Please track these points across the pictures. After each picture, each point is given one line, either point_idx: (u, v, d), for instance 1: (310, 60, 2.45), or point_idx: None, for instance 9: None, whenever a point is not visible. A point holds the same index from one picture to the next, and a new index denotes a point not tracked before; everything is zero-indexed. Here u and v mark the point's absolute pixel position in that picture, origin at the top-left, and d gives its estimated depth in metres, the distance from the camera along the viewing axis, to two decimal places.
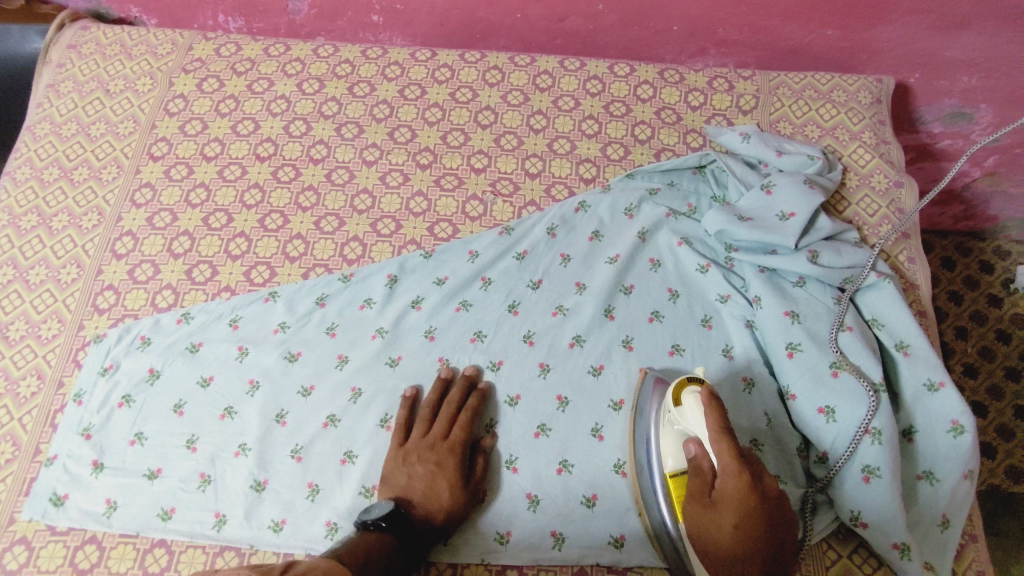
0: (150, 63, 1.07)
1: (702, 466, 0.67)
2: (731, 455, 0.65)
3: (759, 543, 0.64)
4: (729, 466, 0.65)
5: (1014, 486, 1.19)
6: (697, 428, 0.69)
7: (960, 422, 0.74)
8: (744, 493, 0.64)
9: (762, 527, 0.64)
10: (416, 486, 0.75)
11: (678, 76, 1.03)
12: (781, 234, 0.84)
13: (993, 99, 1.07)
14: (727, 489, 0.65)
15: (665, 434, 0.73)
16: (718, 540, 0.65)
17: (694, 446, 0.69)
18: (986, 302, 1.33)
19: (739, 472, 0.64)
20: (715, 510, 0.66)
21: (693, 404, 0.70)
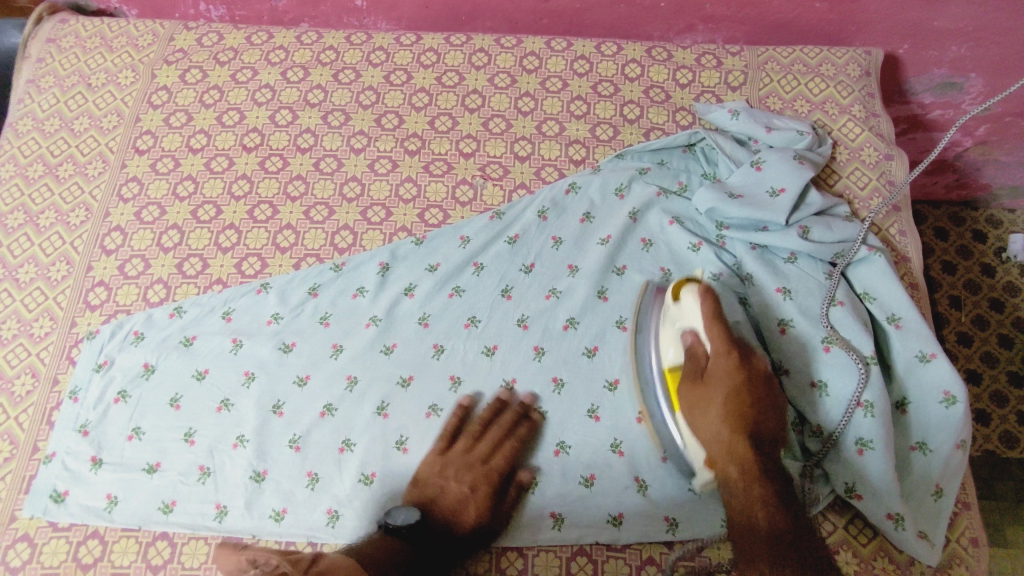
0: (132, 55, 1.05)
1: (696, 351, 0.74)
2: (721, 333, 0.72)
3: (747, 415, 0.69)
4: (720, 344, 0.72)
5: (1008, 451, 1.21)
6: (692, 317, 0.76)
7: (952, 393, 0.75)
8: (732, 368, 0.71)
9: (750, 395, 0.70)
10: (443, 501, 0.76)
11: (666, 54, 1.02)
12: (772, 211, 0.84)
13: (982, 68, 1.06)
14: (718, 365, 0.72)
15: (665, 329, 0.80)
16: (709, 412, 0.71)
17: (691, 334, 0.75)
18: (979, 271, 1.33)
19: (728, 353, 0.71)
20: (705, 389, 0.72)
21: (689, 295, 0.76)
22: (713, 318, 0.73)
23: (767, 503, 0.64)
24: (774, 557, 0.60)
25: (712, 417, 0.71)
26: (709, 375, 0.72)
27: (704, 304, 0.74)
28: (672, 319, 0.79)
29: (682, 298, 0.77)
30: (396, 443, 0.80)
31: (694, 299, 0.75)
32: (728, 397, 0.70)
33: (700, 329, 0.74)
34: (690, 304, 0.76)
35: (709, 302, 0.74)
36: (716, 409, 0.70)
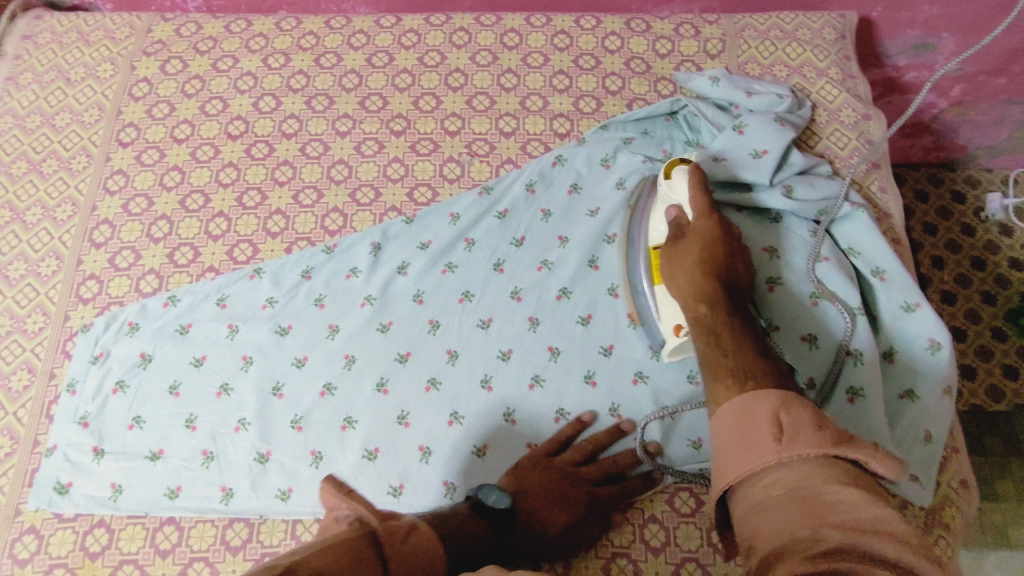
0: (110, 48, 1.05)
1: (679, 219, 0.77)
2: (705, 199, 0.76)
3: (722, 269, 0.72)
4: (702, 208, 0.75)
5: (994, 404, 1.25)
6: (678, 192, 0.79)
7: (937, 339, 0.77)
8: (711, 225, 0.74)
9: (724, 249, 0.72)
10: (535, 495, 0.73)
11: (644, 25, 1.03)
12: (756, 172, 0.85)
13: (954, 28, 1.08)
14: (699, 224, 0.75)
15: (655, 210, 0.83)
16: (685, 264, 0.74)
17: (675, 208, 0.78)
18: (960, 231, 1.36)
19: (710, 213, 0.75)
20: (685, 244, 0.75)
21: (678, 172, 0.80)
22: (699, 186, 0.77)
23: (734, 334, 0.65)
24: (740, 378, 0.58)
25: (686, 267, 0.73)
26: (689, 232, 0.76)
27: (694, 176, 0.78)
28: (662, 197, 0.82)
29: (673, 176, 0.80)
30: (397, 417, 0.81)
31: (683, 176, 0.79)
32: (704, 251, 0.73)
33: (686, 201, 0.78)
34: (680, 179, 0.79)
35: (698, 174, 0.78)
36: (692, 260, 0.73)
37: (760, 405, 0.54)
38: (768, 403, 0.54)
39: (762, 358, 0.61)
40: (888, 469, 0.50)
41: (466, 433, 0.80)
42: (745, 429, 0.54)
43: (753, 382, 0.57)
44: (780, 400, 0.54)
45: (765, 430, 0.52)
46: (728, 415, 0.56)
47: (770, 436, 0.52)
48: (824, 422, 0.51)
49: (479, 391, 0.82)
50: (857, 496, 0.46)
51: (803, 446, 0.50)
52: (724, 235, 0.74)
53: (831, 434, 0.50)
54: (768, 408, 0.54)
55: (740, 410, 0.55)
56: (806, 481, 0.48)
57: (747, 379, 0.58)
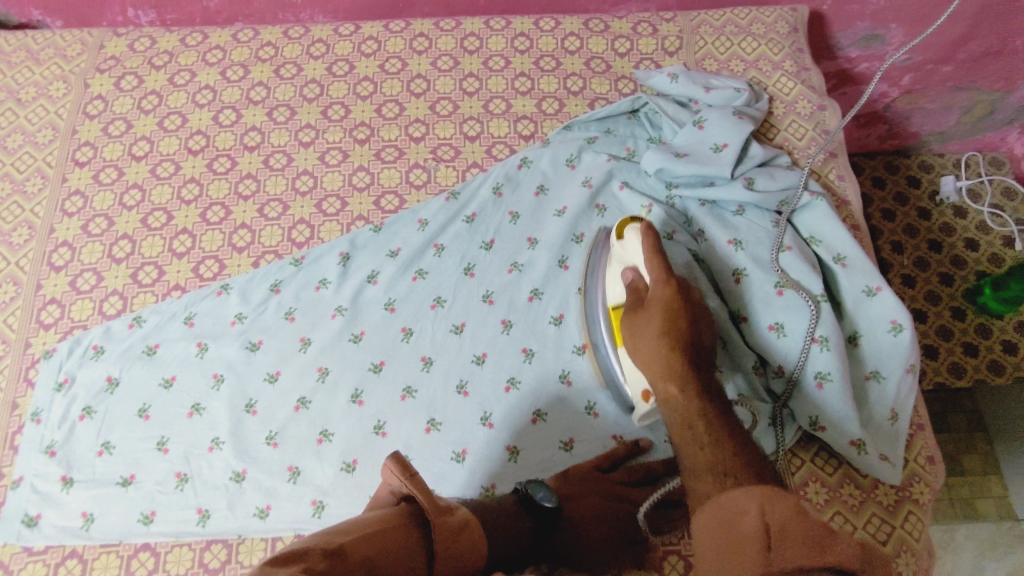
0: (61, 66, 1.02)
1: (638, 285, 0.74)
2: (660, 263, 0.72)
3: (686, 342, 0.67)
4: (658, 274, 0.71)
5: (956, 381, 1.29)
6: (635, 254, 0.76)
7: (898, 321, 0.79)
8: (670, 292, 0.70)
9: (686, 318, 0.69)
10: (579, 504, 0.73)
11: (603, 25, 1.04)
12: (717, 166, 0.87)
13: (901, 19, 1.12)
14: (657, 293, 0.71)
15: (611, 268, 0.80)
16: (647, 336, 0.69)
17: (632, 271, 0.75)
18: (916, 215, 1.40)
19: (666, 281, 0.70)
20: (644, 316, 0.71)
21: (632, 233, 0.77)
22: (653, 250, 0.73)
23: (706, 417, 0.63)
24: (720, 474, 0.58)
25: (649, 340, 0.69)
26: (648, 303, 0.71)
27: (646, 237, 0.74)
28: (617, 256, 0.79)
29: (626, 235, 0.78)
30: (374, 427, 0.80)
31: (637, 236, 0.76)
32: (666, 322, 0.69)
33: (641, 263, 0.75)
34: (633, 240, 0.76)
35: (651, 237, 0.74)
36: (654, 332, 0.69)
37: (742, 507, 0.53)
38: (751, 504, 0.53)
39: (738, 446, 0.60)
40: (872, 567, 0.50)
41: (444, 439, 0.80)
42: (730, 536, 0.52)
43: (732, 480, 0.57)
44: (762, 499, 0.53)
45: (752, 537, 0.51)
46: (710, 522, 0.55)
47: (758, 542, 0.50)
48: (807, 522, 0.51)
49: (455, 396, 0.82)
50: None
51: (792, 554, 0.49)
52: (684, 301, 0.70)
53: (816, 536, 0.50)
54: (751, 511, 0.53)
55: (723, 513, 0.54)
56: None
57: (728, 476, 0.57)
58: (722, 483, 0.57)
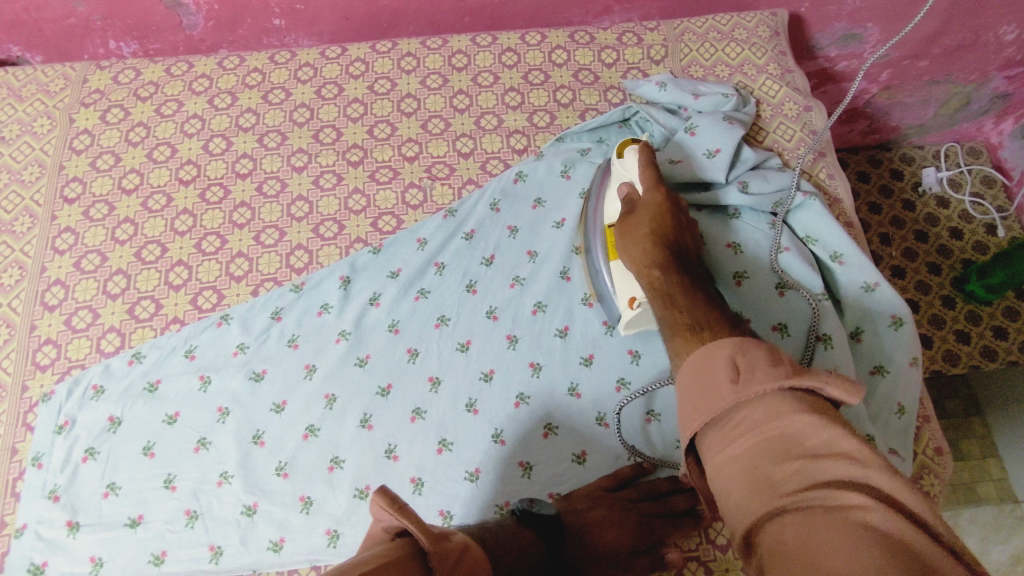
0: (44, 102, 1.01)
1: (630, 195, 0.81)
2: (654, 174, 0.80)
3: (671, 237, 0.75)
4: (652, 183, 0.79)
5: (952, 368, 1.30)
6: (630, 170, 0.83)
7: (898, 315, 0.81)
8: (658, 196, 0.78)
9: (672, 218, 0.77)
10: (590, 513, 0.73)
11: (589, 37, 1.05)
12: (711, 171, 0.88)
13: (877, 18, 1.14)
14: (649, 197, 0.78)
15: (610, 188, 0.86)
16: (636, 231, 0.77)
17: (628, 183, 0.82)
18: (902, 207, 1.42)
19: (658, 188, 0.79)
20: (635, 216, 0.78)
21: (632, 151, 0.84)
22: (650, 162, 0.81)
23: (685, 294, 0.68)
24: (694, 329, 0.61)
25: (636, 234, 0.76)
26: (638, 205, 0.79)
27: (644, 152, 0.82)
28: (616, 175, 0.85)
29: (626, 153, 0.84)
30: (386, 452, 0.79)
31: (634, 152, 0.83)
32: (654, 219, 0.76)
33: (638, 178, 0.82)
34: (633, 157, 0.83)
35: (649, 153, 0.82)
36: (643, 229, 0.76)
37: (720, 353, 0.54)
38: (725, 351, 0.54)
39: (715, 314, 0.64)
40: (838, 390, 0.50)
41: (456, 459, 0.79)
42: (704, 381, 0.54)
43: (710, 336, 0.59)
44: (737, 344, 0.54)
45: (724, 375, 0.52)
46: (691, 371, 0.56)
47: (728, 379, 0.52)
48: (778, 358, 0.52)
49: (465, 415, 0.81)
50: (814, 426, 0.47)
51: (760, 384, 0.50)
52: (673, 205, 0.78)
53: (786, 367, 0.51)
54: (724, 354, 0.54)
55: (702, 362, 0.55)
56: (770, 419, 0.49)
57: (704, 331, 0.60)
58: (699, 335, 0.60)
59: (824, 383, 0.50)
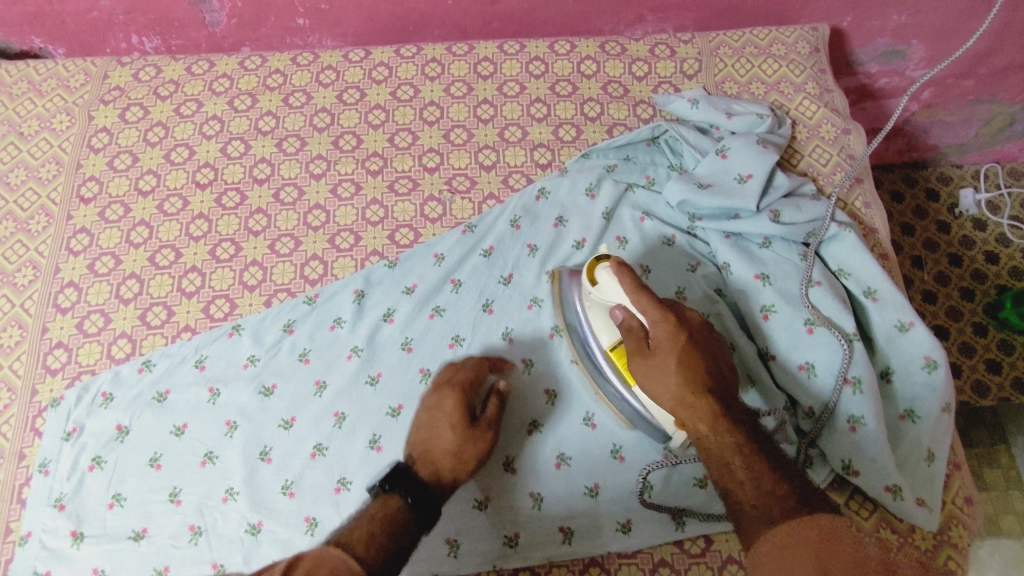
0: (64, 98, 0.99)
1: (631, 324, 0.71)
2: (649, 298, 0.69)
3: (702, 373, 0.66)
4: (653, 312, 0.69)
5: (980, 400, 1.25)
6: (615, 295, 0.73)
7: (933, 358, 0.76)
8: (670, 334, 0.68)
9: (695, 347, 0.67)
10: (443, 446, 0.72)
11: (620, 48, 1.01)
12: (743, 197, 0.84)
13: (923, 35, 1.09)
14: (660, 332, 0.68)
15: (594, 314, 0.77)
16: (663, 374, 0.68)
17: (622, 311, 0.72)
18: (936, 229, 1.36)
19: (665, 317, 0.68)
20: (655, 358, 0.68)
21: (605, 274, 0.74)
22: (636, 286, 0.70)
23: (742, 453, 0.62)
24: (766, 507, 0.58)
25: (667, 383, 0.67)
26: (652, 344, 0.69)
27: (624, 277, 0.71)
28: (597, 301, 0.77)
29: (599, 278, 0.75)
30: None
31: (610, 275, 0.74)
32: (682, 366, 0.67)
33: (629, 303, 0.72)
34: (609, 281, 0.74)
35: (627, 274, 0.71)
36: (670, 374, 0.67)
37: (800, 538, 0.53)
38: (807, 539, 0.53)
39: (783, 478, 0.60)
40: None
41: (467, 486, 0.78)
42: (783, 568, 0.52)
43: (779, 514, 0.56)
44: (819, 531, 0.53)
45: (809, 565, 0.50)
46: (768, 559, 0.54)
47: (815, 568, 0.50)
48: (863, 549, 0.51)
49: None
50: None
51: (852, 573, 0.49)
52: (690, 336, 0.68)
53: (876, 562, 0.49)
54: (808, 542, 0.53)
55: (786, 548, 0.53)
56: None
57: (773, 509, 0.57)
58: (770, 516, 0.57)
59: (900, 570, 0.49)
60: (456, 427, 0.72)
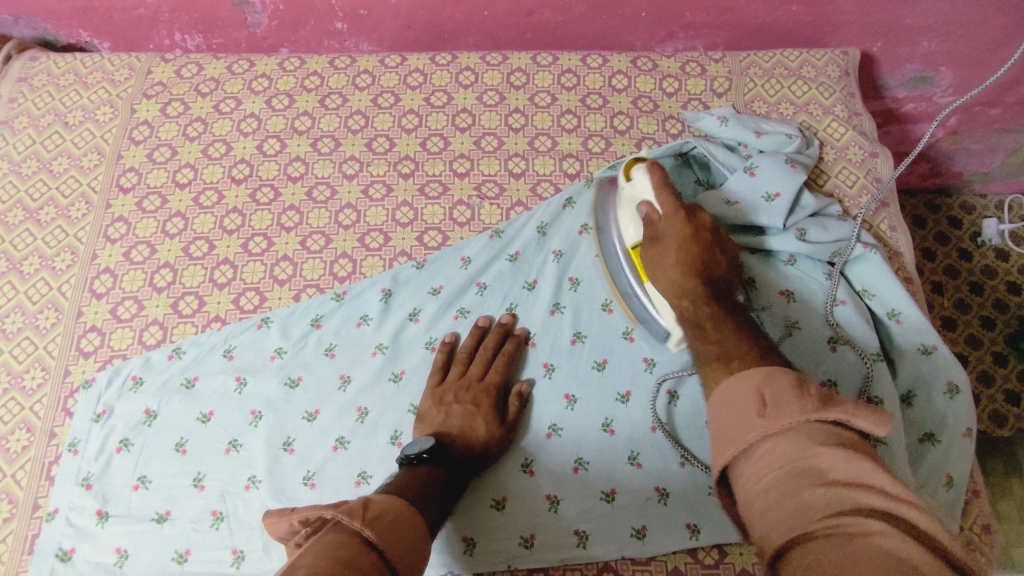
0: (108, 90, 1.03)
1: (649, 217, 0.78)
2: (671, 196, 0.77)
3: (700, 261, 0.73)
4: (670, 206, 0.76)
5: (997, 430, 1.24)
6: (644, 192, 0.80)
7: (955, 383, 0.77)
8: (680, 224, 0.74)
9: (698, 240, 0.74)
10: (454, 422, 0.79)
11: (651, 64, 1.03)
12: (769, 215, 0.85)
13: (952, 62, 1.10)
14: (670, 226, 0.75)
15: (623, 210, 0.84)
16: (664, 263, 0.75)
17: (645, 207, 0.78)
18: (958, 256, 1.36)
19: (677, 212, 0.75)
20: (659, 248, 0.76)
21: (640, 171, 0.81)
22: (662, 184, 0.77)
23: (716, 320, 0.66)
24: (727, 360, 0.60)
25: (665, 265, 0.75)
26: (661, 235, 0.76)
27: (655, 173, 0.79)
28: (627, 199, 0.83)
29: (634, 175, 0.81)
30: None
31: (644, 172, 0.80)
32: (682, 252, 0.74)
33: (653, 199, 0.78)
34: (642, 178, 0.80)
35: (659, 172, 0.79)
36: (669, 260, 0.74)
37: (742, 387, 0.54)
38: (748, 389, 0.54)
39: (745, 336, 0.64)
40: (871, 424, 0.48)
41: (485, 486, 0.79)
42: (732, 416, 0.53)
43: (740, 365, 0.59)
44: (764, 376, 0.54)
45: (752, 407, 0.52)
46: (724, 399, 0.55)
47: (756, 413, 0.51)
48: (805, 390, 0.51)
49: None
50: (842, 461, 0.45)
51: (789, 415, 0.49)
52: (696, 229, 0.74)
53: (812, 400, 0.50)
54: (753, 387, 0.54)
55: (735, 393, 0.54)
56: (794, 454, 0.48)
57: (732, 360, 0.60)
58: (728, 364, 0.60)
59: (850, 415, 0.48)
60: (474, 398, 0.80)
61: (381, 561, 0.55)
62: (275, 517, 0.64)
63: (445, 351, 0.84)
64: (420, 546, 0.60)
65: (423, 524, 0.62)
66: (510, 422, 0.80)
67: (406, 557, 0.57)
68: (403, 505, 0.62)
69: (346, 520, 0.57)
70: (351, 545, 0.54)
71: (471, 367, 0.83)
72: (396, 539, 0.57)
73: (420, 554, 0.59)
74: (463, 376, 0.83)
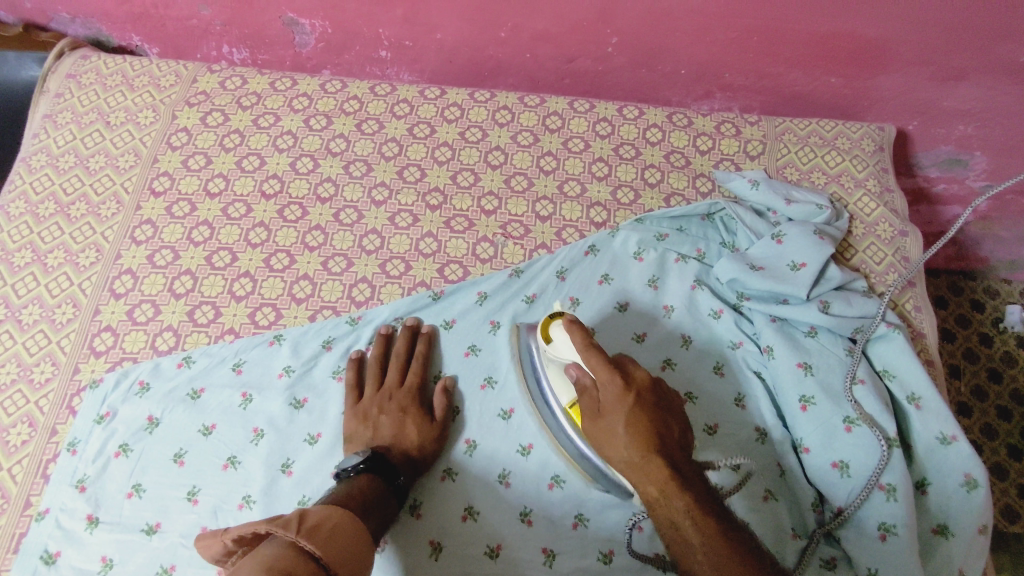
0: (153, 94, 1.05)
1: (584, 383, 0.71)
2: (599, 359, 0.70)
3: (652, 437, 0.65)
4: (603, 373, 0.69)
5: (1010, 526, 1.19)
6: (567, 352, 0.73)
7: (973, 477, 0.74)
8: (618, 393, 0.68)
9: (647, 417, 0.66)
10: (385, 433, 0.80)
11: (687, 120, 1.04)
12: (794, 284, 0.84)
13: (987, 148, 1.09)
14: (607, 394, 0.68)
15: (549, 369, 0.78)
16: (614, 444, 0.67)
17: (574, 369, 0.72)
18: (978, 340, 1.34)
19: (612, 379, 0.68)
20: (604, 420, 0.68)
21: (557, 331, 0.74)
22: (586, 343, 0.71)
23: (692, 515, 0.61)
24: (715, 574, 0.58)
25: (615, 443, 0.67)
26: (602, 404, 0.69)
27: (575, 337, 0.72)
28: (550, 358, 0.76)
29: (552, 337, 0.75)
30: (410, 508, 0.78)
31: (563, 333, 0.73)
32: (628, 427, 0.66)
33: (580, 362, 0.72)
34: (561, 340, 0.73)
35: (579, 333, 0.72)
36: (620, 439, 0.66)
37: None
38: None
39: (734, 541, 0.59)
40: None
41: (480, 531, 0.77)
42: None
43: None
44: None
45: None
46: None
47: None
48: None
49: (496, 487, 0.79)
50: None
51: None
52: (636, 397, 0.67)
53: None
54: None
55: None
56: None
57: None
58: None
59: None
60: (393, 410, 0.81)
61: (320, 568, 0.56)
62: (207, 539, 0.62)
63: (356, 366, 0.85)
64: (361, 550, 0.61)
65: (364, 532, 0.63)
66: (441, 421, 0.82)
67: (345, 563, 0.58)
68: (342, 512, 0.63)
69: (283, 533, 0.58)
70: (288, 557, 0.55)
71: (388, 375, 0.84)
72: (336, 546, 0.58)
73: (363, 557, 0.61)
74: (382, 388, 0.83)
